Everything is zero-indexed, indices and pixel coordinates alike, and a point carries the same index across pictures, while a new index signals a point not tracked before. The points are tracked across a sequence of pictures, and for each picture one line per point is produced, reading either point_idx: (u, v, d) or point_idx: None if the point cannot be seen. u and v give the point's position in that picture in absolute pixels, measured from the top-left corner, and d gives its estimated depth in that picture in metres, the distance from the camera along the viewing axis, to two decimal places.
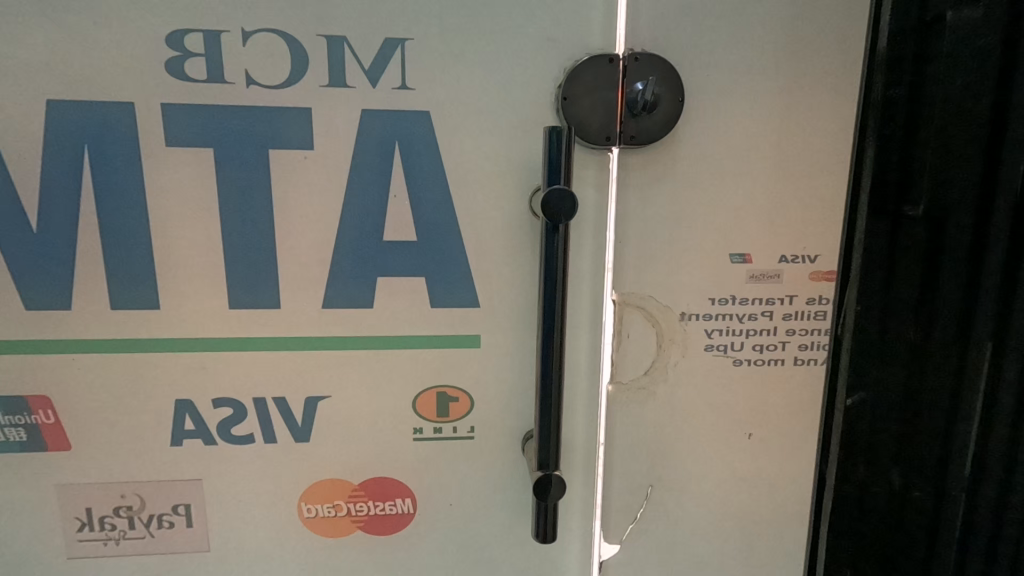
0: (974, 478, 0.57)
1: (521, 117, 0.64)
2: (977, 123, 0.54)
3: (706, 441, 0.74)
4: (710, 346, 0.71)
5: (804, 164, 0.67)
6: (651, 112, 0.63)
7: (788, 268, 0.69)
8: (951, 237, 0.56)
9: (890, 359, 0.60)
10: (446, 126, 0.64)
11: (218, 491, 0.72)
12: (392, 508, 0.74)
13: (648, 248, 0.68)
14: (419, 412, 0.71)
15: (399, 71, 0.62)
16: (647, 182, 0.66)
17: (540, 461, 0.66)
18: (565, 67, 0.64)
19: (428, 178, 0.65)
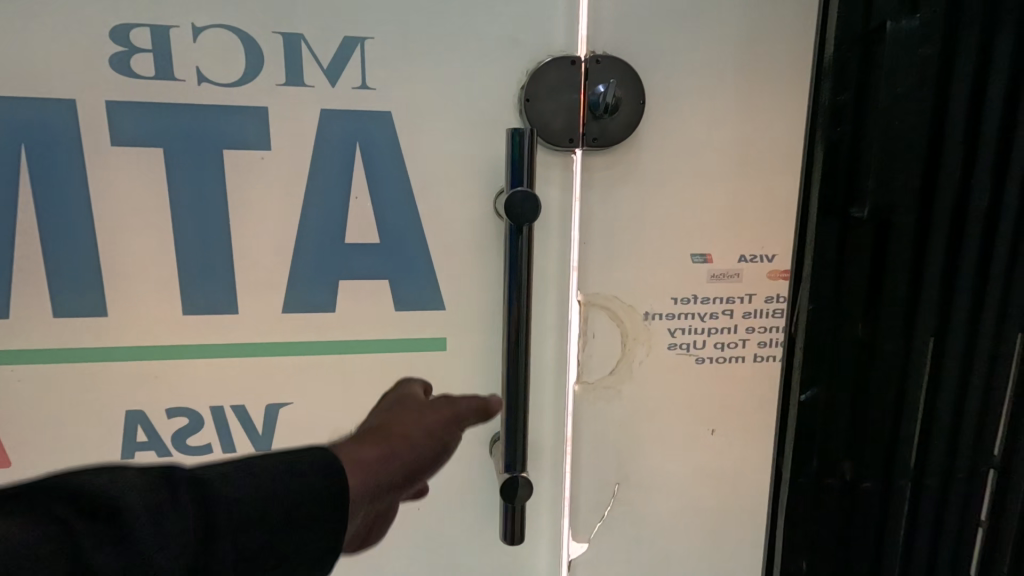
0: (921, 464, 0.60)
1: (485, 118, 0.64)
2: (920, 127, 0.56)
3: (670, 438, 0.76)
4: (673, 344, 0.72)
5: (760, 165, 0.68)
6: (614, 113, 0.64)
7: (747, 267, 0.71)
8: (896, 236, 0.57)
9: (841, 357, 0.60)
10: (408, 127, 0.63)
11: None
12: None
13: (612, 249, 0.68)
14: None
15: (359, 70, 0.61)
16: (610, 184, 0.67)
17: (507, 464, 0.66)
18: (527, 69, 0.64)
19: (391, 179, 0.64)
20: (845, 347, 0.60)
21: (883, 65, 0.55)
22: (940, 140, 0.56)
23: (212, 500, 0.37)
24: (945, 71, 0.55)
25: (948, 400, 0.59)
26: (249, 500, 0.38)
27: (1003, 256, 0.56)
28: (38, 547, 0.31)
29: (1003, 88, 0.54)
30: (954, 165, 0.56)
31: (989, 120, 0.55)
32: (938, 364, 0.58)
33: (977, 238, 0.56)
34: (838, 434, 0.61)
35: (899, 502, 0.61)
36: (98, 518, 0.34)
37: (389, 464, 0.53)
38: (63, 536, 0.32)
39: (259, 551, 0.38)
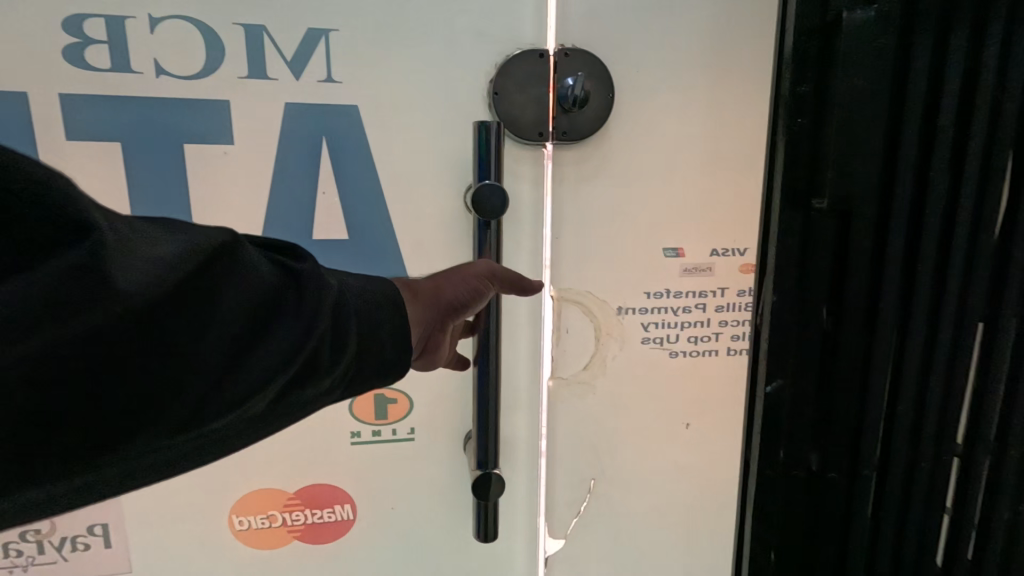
0: (878, 502, 0.55)
1: (454, 113, 0.63)
2: (874, 132, 0.49)
3: (645, 433, 0.76)
4: (647, 339, 0.72)
5: (732, 159, 0.68)
6: (584, 106, 0.63)
7: (719, 261, 0.71)
8: (852, 258, 0.50)
9: (800, 396, 0.52)
10: (375, 121, 0.62)
11: (138, 508, 0.68)
12: (331, 516, 0.72)
13: (584, 243, 0.68)
14: (357, 415, 0.69)
15: (324, 63, 0.60)
16: (581, 178, 0.66)
17: (479, 461, 0.66)
18: (496, 62, 0.63)
19: (358, 174, 0.63)
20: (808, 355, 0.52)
21: (842, 51, 0.47)
22: (899, 129, 0.49)
23: (353, 295, 0.41)
24: (902, 58, 0.48)
25: (901, 435, 0.53)
26: (376, 309, 0.42)
27: (962, 252, 0.49)
28: (251, 274, 0.36)
29: (993, 67, 0.47)
30: (935, 152, 0.48)
31: (945, 109, 0.48)
32: (893, 396, 0.53)
33: (934, 237, 0.49)
34: (798, 478, 0.54)
35: (862, 503, 0.54)
36: (292, 274, 0.38)
37: (443, 292, 0.51)
38: (267, 270, 0.37)
39: (370, 349, 0.42)
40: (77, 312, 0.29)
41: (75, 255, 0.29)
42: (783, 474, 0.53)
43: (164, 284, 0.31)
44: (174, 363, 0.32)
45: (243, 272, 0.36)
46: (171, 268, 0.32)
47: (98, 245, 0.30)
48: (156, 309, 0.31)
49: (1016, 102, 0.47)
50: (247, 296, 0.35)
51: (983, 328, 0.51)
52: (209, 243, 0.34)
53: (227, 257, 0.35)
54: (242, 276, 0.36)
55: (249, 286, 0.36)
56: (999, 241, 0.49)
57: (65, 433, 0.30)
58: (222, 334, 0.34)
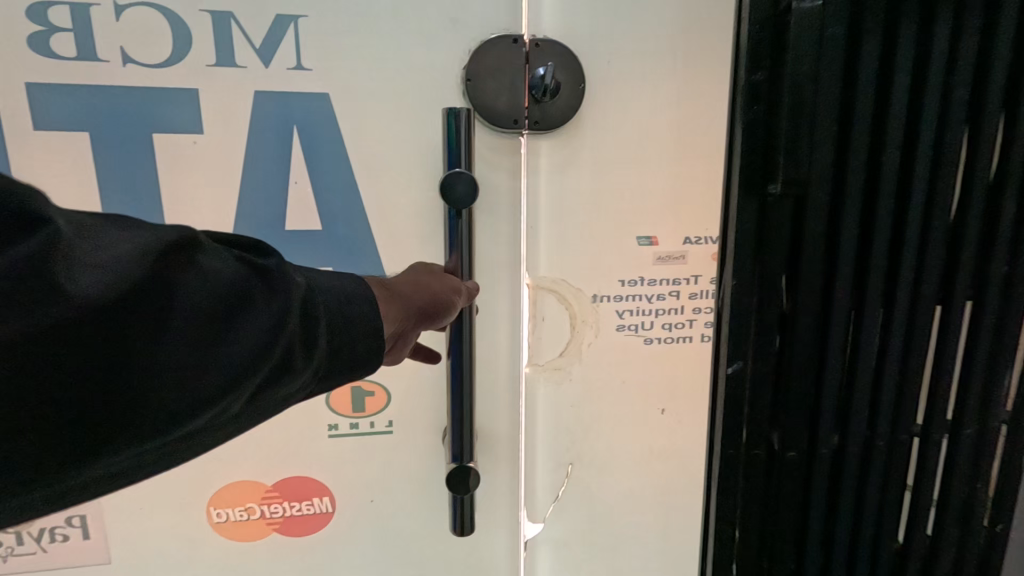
0: (836, 478, 0.56)
1: (425, 103, 0.63)
2: (829, 119, 0.49)
3: (621, 419, 0.77)
4: (622, 326, 0.73)
5: (704, 146, 0.69)
6: (556, 95, 0.64)
7: (692, 249, 0.72)
8: (809, 243, 0.50)
9: (760, 376, 0.53)
10: (346, 110, 0.62)
11: (117, 500, 0.68)
12: (310, 508, 0.73)
13: (559, 232, 0.68)
14: (334, 408, 0.70)
15: (294, 51, 0.60)
16: (554, 167, 0.67)
17: (455, 453, 0.67)
18: (468, 50, 0.63)
19: (330, 164, 0.63)
20: (763, 342, 0.53)
21: (796, 43, 0.47)
22: (850, 119, 0.49)
23: (322, 293, 0.40)
24: (853, 47, 0.48)
25: (859, 415, 0.54)
26: (350, 305, 0.42)
27: (915, 241, 0.51)
28: (212, 272, 0.35)
29: (943, 61, 0.48)
30: (887, 143, 0.49)
31: (897, 100, 0.49)
32: (850, 377, 0.54)
33: (886, 225, 0.51)
34: (760, 457, 0.55)
35: (820, 482, 0.55)
36: (256, 273, 0.37)
37: (418, 295, 0.51)
38: (233, 268, 0.36)
39: (343, 346, 0.41)
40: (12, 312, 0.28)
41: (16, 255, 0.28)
42: (745, 449, 0.54)
43: (117, 287, 0.31)
44: (133, 363, 0.32)
45: (203, 270, 0.35)
46: (125, 272, 0.31)
47: (41, 243, 0.29)
48: (108, 310, 0.30)
49: (966, 93, 0.49)
50: (208, 296, 0.34)
51: (939, 310, 0.53)
52: (164, 241, 0.33)
53: (185, 258, 0.34)
54: (201, 276, 0.34)
55: (213, 285, 0.35)
56: (950, 226, 0.51)
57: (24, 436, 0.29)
58: (184, 333, 0.33)
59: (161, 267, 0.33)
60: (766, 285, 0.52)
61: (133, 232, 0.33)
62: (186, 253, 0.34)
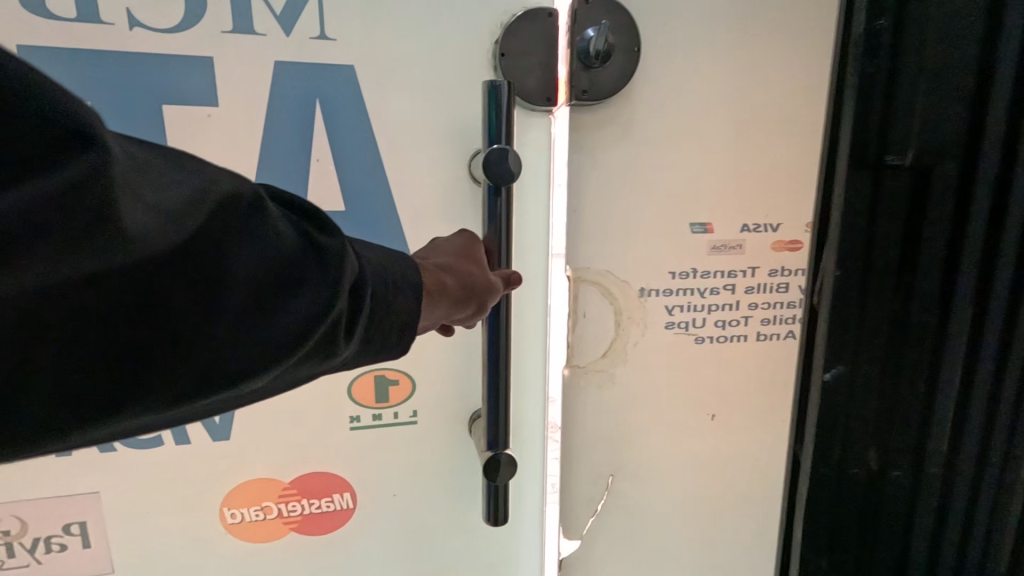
0: (967, 477, 0.49)
1: (460, 74, 0.58)
2: (966, 54, 0.44)
3: (667, 422, 0.71)
4: (671, 323, 0.66)
5: (767, 123, 0.61)
6: (607, 60, 0.57)
7: (750, 237, 0.65)
8: (933, 201, 0.46)
9: (865, 355, 0.49)
10: (373, 82, 0.56)
11: (119, 506, 0.63)
12: (330, 505, 0.67)
13: (604, 218, 0.61)
14: (355, 399, 0.64)
15: (317, 20, 0.54)
16: (601, 144, 0.59)
17: (490, 441, 0.61)
18: (501, 24, 0.57)
19: (355, 139, 0.57)
20: (873, 307, 0.48)
21: None
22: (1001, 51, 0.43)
23: (372, 272, 0.37)
24: None
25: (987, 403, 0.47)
26: (396, 290, 0.38)
27: None
28: (267, 236, 0.30)
29: None
30: None
31: None
32: (993, 357, 0.46)
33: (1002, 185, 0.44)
34: (864, 440, 0.51)
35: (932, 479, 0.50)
36: (312, 242, 0.32)
37: (454, 290, 0.47)
38: (289, 235, 0.31)
39: (378, 327, 0.37)
40: (26, 257, 0.23)
41: (46, 189, 0.23)
42: (845, 437, 0.51)
43: (157, 239, 0.26)
44: (155, 338, 0.26)
45: (257, 233, 0.29)
46: (164, 226, 0.26)
47: (88, 172, 0.24)
48: (137, 273, 0.25)
49: None
50: (258, 262, 0.29)
51: None
52: (218, 195, 0.29)
53: (237, 216, 0.29)
54: (252, 239, 0.29)
55: (266, 250, 0.29)
56: None
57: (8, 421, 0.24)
58: (222, 306, 0.28)
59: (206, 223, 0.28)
60: (877, 256, 0.47)
61: (182, 178, 0.29)
62: (241, 209, 0.29)
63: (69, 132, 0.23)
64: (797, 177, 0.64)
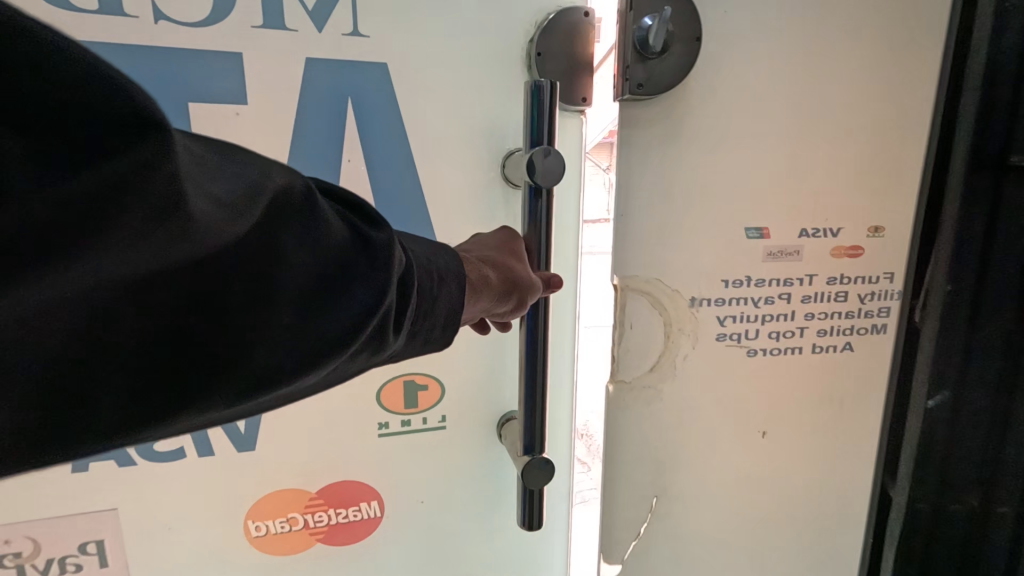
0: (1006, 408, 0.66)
1: (499, 72, 0.55)
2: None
3: (716, 439, 0.66)
4: (723, 335, 0.62)
5: (829, 118, 0.57)
6: (666, 50, 0.51)
7: (809, 243, 0.60)
8: (1001, 198, 0.60)
9: (979, 326, 0.64)
10: (407, 80, 0.53)
11: (139, 522, 0.60)
12: (357, 514, 0.65)
13: (656, 222, 0.56)
14: (384, 404, 0.63)
15: (351, 16, 0.52)
16: (654, 141, 0.54)
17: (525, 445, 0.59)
18: (537, 21, 0.55)
19: (386, 140, 0.54)
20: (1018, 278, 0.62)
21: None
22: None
23: (419, 264, 0.36)
24: None
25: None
26: (443, 285, 0.37)
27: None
28: (320, 231, 0.29)
29: None
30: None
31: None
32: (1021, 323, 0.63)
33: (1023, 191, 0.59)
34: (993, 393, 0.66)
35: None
36: (363, 237, 0.31)
37: (494, 284, 0.45)
38: (340, 229, 0.30)
39: (424, 322, 0.37)
40: (83, 252, 0.22)
41: (101, 180, 0.22)
42: (974, 403, 0.66)
43: (213, 235, 0.25)
44: (218, 336, 0.26)
45: (311, 228, 0.28)
46: (225, 220, 0.25)
47: (145, 163, 0.23)
48: (198, 269, 0.24)
49: None
50: (312, 258, 0.28)
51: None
52: (269, 188, 0.28)
53: (294, 209, 0.28)
54: (308, 232, 0.28)
55: (318, 245, 0.28)
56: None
57: (70, 425, 0.23)
58: (281, 303, 0.27)
59: (264, 216, 0.27)
60: (1006, 240, 0.61)
61: (237, 169, 0.28)
62: (293, 202, 0.28)
63: (130, 118, 0.22)
64: (859, 177, 0.59)
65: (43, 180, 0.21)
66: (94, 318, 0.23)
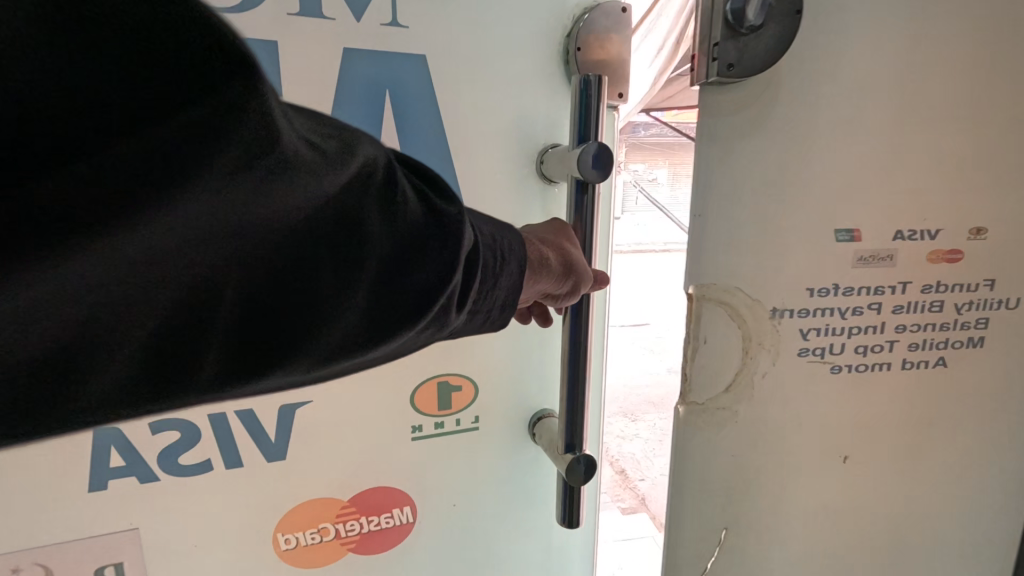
0: None
1: (538, 73, 0.54)
2: None
3: (800, 468, 0.59)
4: (806, 350, 0.55)
5: (928, 109, 0.52)
6: (763, 25, 0.44)
7: (903, 246, 0.54)
8: None
9: None
10: (445, 67, 0.51)
11: (160, 540, 0.58)
12: (388, 521, 0.66)
13: (735, 223, 0.51)
14: (418, 408, 0.63)
15: (387, 0, 0.48)
16: (738, 131, 0.49)
17: (570, 443, 0.61)
18: (574, 11, 0.54)
19: (421, 127, 0.52)
20: None
21: None
22: None
23: (486, 243, 0.38)
24: None
25: None
26: (506, 266, 0.39)
27: None
28: (399, 206, 0.30)
29: None
30: None
31: None
32: None
33: None
34: None
35: None
36: (436, 211, 0.32)
37: (556, 267, 0.47)
38: (414, 204, 0.31)
39: (486, 301, 0.39)
40: (199, 224, 0.22)
41: (220, 158, 0.21)
42: None
43: (307, 206, 0.26)
44: (312, 302, 0.28)
45: (391, 202, 0.30)
46: (321, 183, 0.26)
47: (256, 132, 0.22)
48: (291, 237, 0.26)
49: None
50: (392, 232, 0.30)
51: None
52: (357, 157, 0.28)
53: (379, 181, 0.29)
54: (392, 205, 0.30)
55: (398, 219, 0.30)
56: None
57: (182, 366, 0.26)
58: (361, 277, 0.29)
59: (354, 187, 0.28)
60: None
61: (326, 130, 0.28)
62: (373, 175, 0.29)
63: (222, 58, 0.20)
64: (958, 174, 0.54)
65: (127, 127, 0.18)
66: (206, 276, 0.24)
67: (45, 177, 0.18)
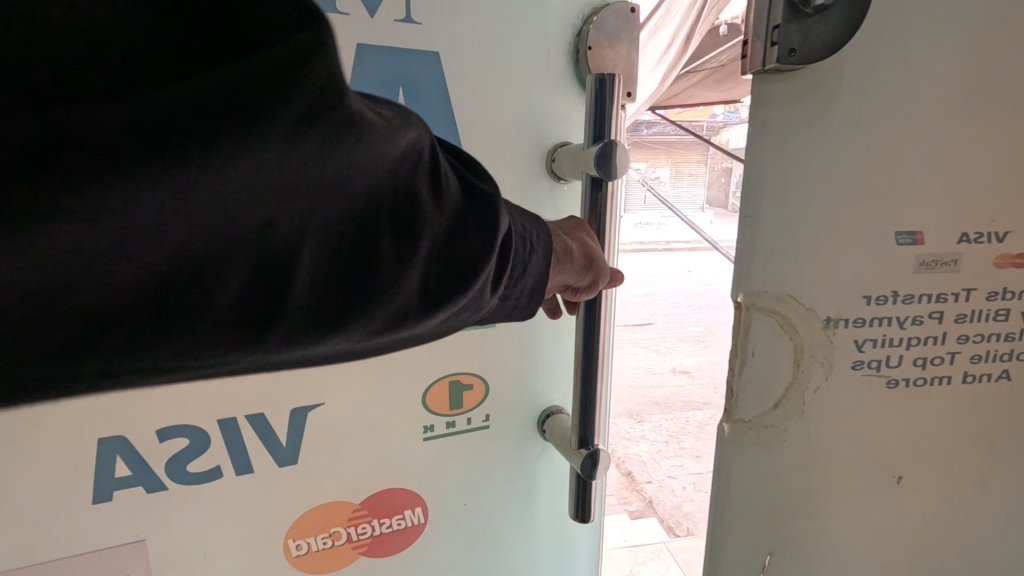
0: None
1: (536, 77, 0.76)
2: None
3: (847, 494, 0.54)
4: (860, 362, 0.51)
5: (993, 99, 0.47)
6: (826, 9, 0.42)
7: (969, 250, 0.50)
8: None
9: None
10: (453, 67, 0.71)
11: (167, 546, 0.70)
12: (394, 524, 0.83)
13: (783, 227, 0.47)
14: (432, 408, 0.81)
15: (402, 6, 0.67)
16: (789, 128, 0.45)
17: (582, 438, 0.79)
18: (580, 17, 0.77)
19: (434, 114, 0.71)
20: None
21: None
22: None
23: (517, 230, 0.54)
24: None
25: None
26: (526, 246, 0.53)
27: None
28: (450, 193, 0.44)
29: None
30: None
31: None
32: None
33: None
34: None
35: None
36: (474, 193, 0.47)
37: (577, 259, 0.65)
38: (457, 190, 0.45)
39: (514, 275, 0.54)
40: (330, 189, 0.34)
41: (345, 136, 0.33)
42: None
43: (393, 178, 0.38)
44: (376, 243, 0.38)
45: (446, 189, 0.44)
46: (391, 147, 0.37)
47: (378, 131, 0.35)
48: (375, 198, 0.37)
49: None
50: (450, 211, 0.44)
51: None
52: (419, 150, 0.41)
53: (429, 162, 0.42)
54: (437, 182, 0.43)
55: (453, 203, 0.44)
56: None
57: (279, 299, 0.34)
58: (427, 239, 0.41)
59: (416, 166, 0.40)
60: None
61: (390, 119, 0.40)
62: (432, 164, 0.43)
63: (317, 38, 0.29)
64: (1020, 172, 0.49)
65: (280, 90, 0.28)
66: (311, 224, 0.34)
67: (190, 83, 0.26)
